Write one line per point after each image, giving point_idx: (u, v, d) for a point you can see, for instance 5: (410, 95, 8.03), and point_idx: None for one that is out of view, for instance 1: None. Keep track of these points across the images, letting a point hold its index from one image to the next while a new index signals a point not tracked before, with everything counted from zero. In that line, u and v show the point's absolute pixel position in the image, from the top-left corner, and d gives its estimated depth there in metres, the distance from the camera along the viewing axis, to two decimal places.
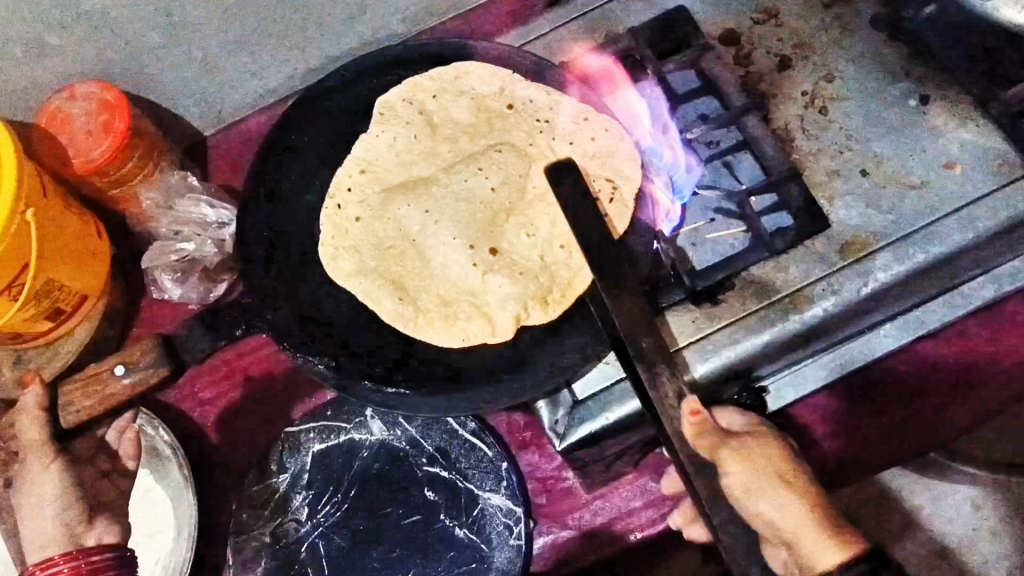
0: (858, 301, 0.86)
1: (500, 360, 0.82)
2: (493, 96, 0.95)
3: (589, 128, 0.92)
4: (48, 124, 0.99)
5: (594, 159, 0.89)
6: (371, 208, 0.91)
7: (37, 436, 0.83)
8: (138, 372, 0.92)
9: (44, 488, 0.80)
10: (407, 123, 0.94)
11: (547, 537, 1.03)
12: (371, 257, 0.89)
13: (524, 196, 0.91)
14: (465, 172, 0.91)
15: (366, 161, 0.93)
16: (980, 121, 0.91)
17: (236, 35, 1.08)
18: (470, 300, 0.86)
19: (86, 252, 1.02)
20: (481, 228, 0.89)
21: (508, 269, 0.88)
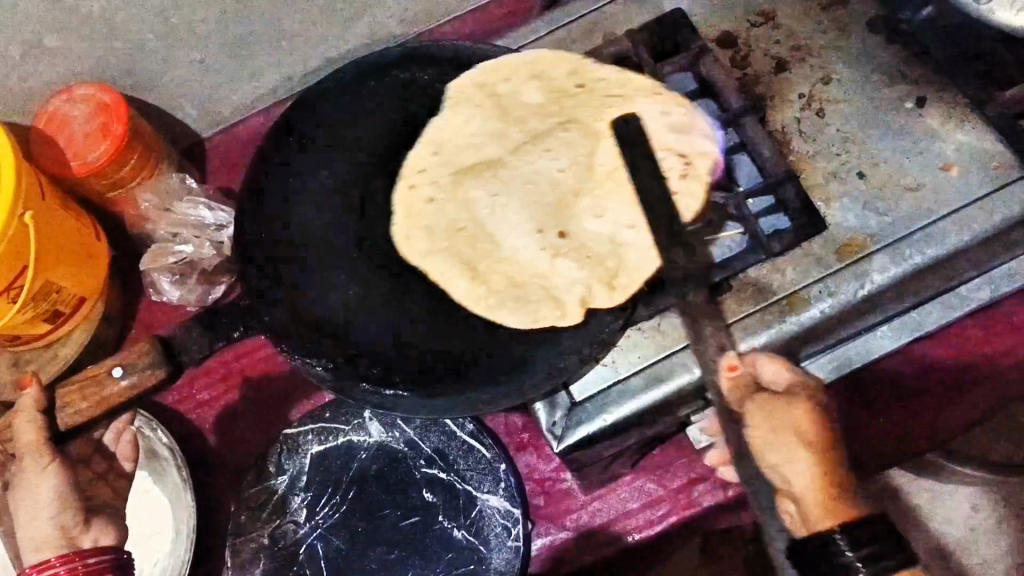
0: (854, 303, 0.86)
1: (498, 361, 0.82)
2: (563, 78, 0.96)
3: (661, 103, 0.90)
4: (47, 126, 0.99)
5: (670, 133, 0.88)
6: (442, 189, 0.94)
7: (33, 439, 0.80)
8: (136, 374, 0.84)
9: (40, 490, 0.80)
10: (479, 106, 0.95)
11: (545, 538, 1.04)
12: (440, 237, 0.91)
13: (592, 175, 0.90)
14: (534, 154, 0.92)
15: (436, 143, 0.95)
16: (976, 123, 0.91)
17: (233, 37, 1.08)
18: (540, 282, 0.86)
19: (85, 254, 1.03)
20: (550, 211, 0.90)
21: (577, 252, 0.87)
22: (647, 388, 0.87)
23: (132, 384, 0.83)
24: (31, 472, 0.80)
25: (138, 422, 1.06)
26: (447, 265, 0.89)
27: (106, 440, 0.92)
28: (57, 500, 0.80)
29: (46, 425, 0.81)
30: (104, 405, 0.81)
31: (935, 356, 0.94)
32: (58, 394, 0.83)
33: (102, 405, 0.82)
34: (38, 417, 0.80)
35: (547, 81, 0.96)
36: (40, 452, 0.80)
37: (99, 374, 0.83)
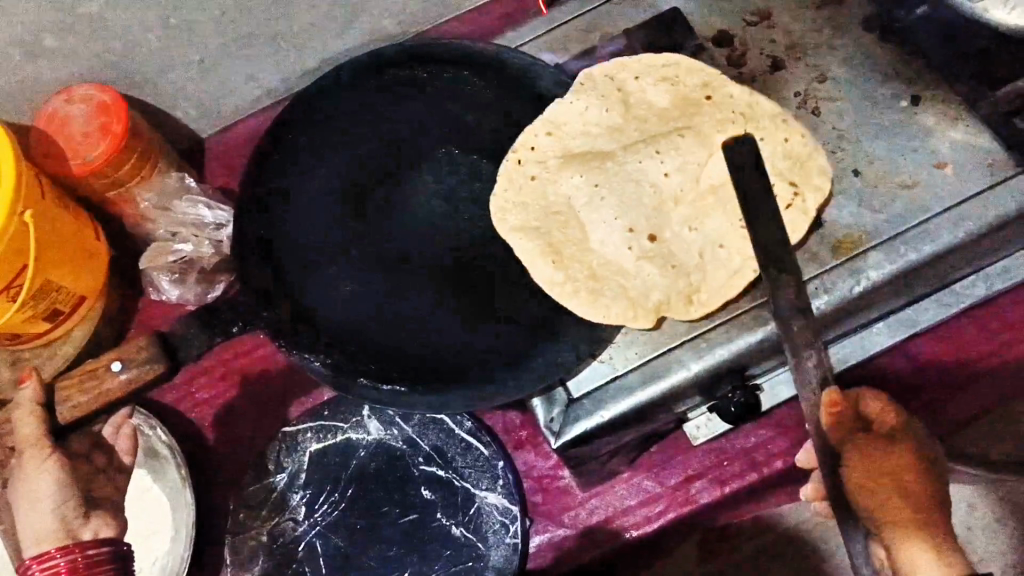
0: (850, 299, 0.87)
1: (494, 358, 0.83)
2: (696, 85, 0.88)
3: (785, 129, 0.84)
4: (47, 126, 1.00)
5: (787, 160, 0.83)
6: (547, 169, 0.88)
7: (34, 432, 0.82)
8: (135, 369, 0.87)
9: (38, 484, 0.80)
10: (601, 96, 0.90)
11: (543, 535, 1.05)
12: (531, 217, 0.87)
13: (698, 187, 0.84)
14: (643, 153, 0.85)
15: (553, 123, 0.90)
16: (970, 120, 0.91)
17: (233, 36, 1.08)
18: (620, 281, 0.82)
19: (84, 253, 1.03)
20: (646, 212, 0.83)
21: (665, 260, 0.82)
22: (644, 384, 0.87)
23: (130, 379, 0.87)
24: (31, 467, 0.81)
25: (137, 420, 1.06)
26: (537, 245, 0.85)
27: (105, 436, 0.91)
28: (57, 493, 0.81)
29: (44, 421, 0.82)
30: (104, 399, 0.85)
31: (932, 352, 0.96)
32: (57, 389, 0.85)
33: (104, 398, 0.86)
34: (38, 415, 0.82)
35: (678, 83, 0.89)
36: (40, 448, 0.81)
37: (98, 369, 0.86)
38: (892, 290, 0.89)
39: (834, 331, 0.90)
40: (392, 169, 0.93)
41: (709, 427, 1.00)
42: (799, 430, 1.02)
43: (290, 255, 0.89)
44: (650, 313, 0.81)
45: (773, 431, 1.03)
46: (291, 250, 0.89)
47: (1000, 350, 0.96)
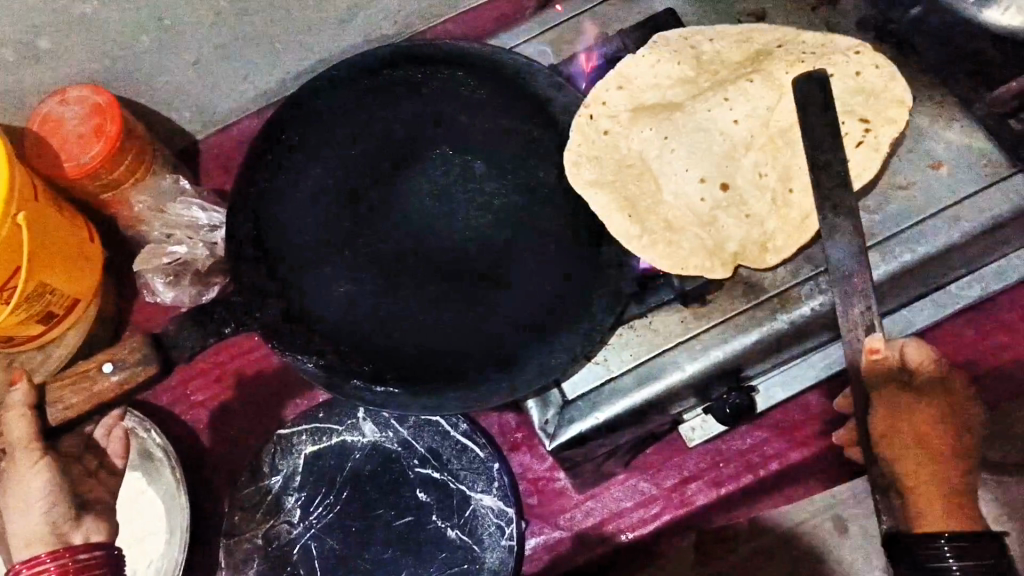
0: None
1: (488, 359, 0.83)
2: (764, 34, 0.91)
3: (857, 65, 0.86)
4: (41, 128, 0.99)
5: (858, 95, 0.85)
6: (620, 123, 0.91)
7: (26, 433, 0.80)
8: (125, 370, 0.86)
9: (29, 487, 0.79)
10: (674, 52, 0.93)
11: (538, 538, 1.04)
12: (602, 169, 0.88)
13: (769, 130, 0.86)
14: (712, 101, 0.88)
15: (626, 77, 0.93)
16: (964, 121, 0.91)
17: (227, 38, 1.08)
18: (696, 230, 0.85)
19: (78, 254, 1.03)
20: (718, 161, 0.87)
21: (738, 208, 0.85)
22: (639, 386, 0.87)
23: (122, 380, 0.85)
24: (21, 467, 0.79)
25: (129, 422, 1.06)
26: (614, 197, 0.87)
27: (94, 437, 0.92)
28: (48, 496, 0.80)
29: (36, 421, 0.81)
30: (94, 400, 0.83)
31: None
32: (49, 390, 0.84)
33: (97, 400, 0.84)
34: (29, 414, 0.81)
35: (748, 37, 0.92)
36: (31, 450, 0.80)
37: (89, 371, 0.85)
38: (888, 290, 0.89)
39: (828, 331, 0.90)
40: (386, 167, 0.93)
41: (705, 428, 0.98)
42: (795, 432, 1.02)
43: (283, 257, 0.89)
44: (728, 263, 0.84)
45: (769, 432, 1.03)
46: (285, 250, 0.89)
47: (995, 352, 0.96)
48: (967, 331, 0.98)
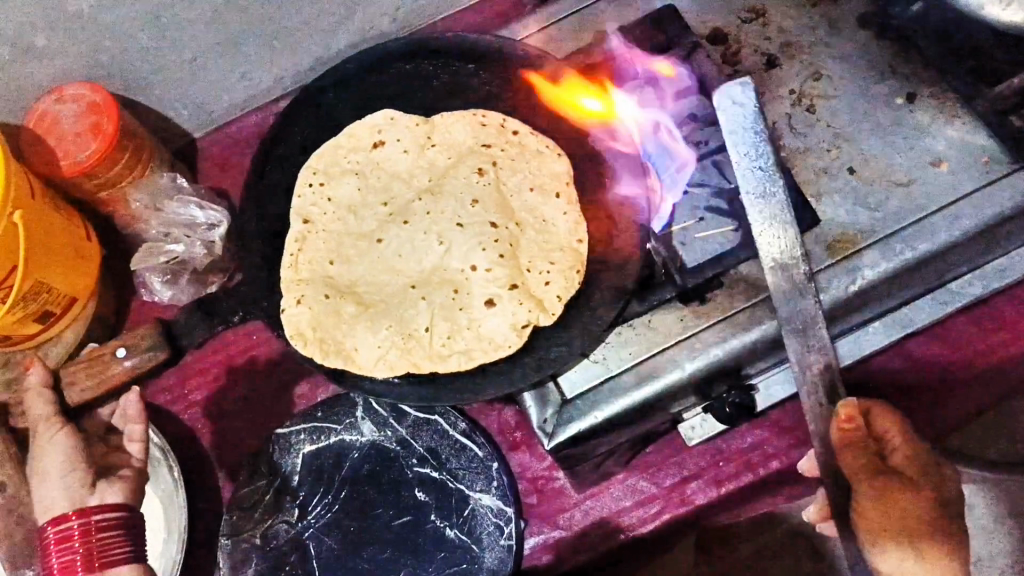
0: (845, 300, 0.86)
1: (484, 354, 0.83)
2: (371, 133, 0.95)
3: (385, 150, 0.94)
4: (37, 127, 0.99)
5: (445, 203, 0.92)
6: (410, 250, 0.91)
7: (44, 412, 0.86)
8: (139, 355, 0.99)
9: (53, 456, 0.82)
10: (354, 168, 0.95)
11: (537, 537, 1.04)
12: (453, 224, 0.91)
13: (434, 213, 0.92)
14: (394, 229, 0.92)
15: (365, 180, 0.95)
16: (965, 119, 0.91)
17: (224, 36, 1.07)
18: (559, 252, 0.87)
19: (75, 254, 1.02)
20: (480, 244, 0.90)
21: (520, 295, 0.86)
22: (638, 384, 0.86)
23: (134, 365, 0.98)
24: (43, 439, 0.83)
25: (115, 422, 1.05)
26: (469, 249, 0.90)
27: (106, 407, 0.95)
28: (68, 459, 0.81)
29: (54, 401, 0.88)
30: (111, 382, 0.96)
31: (930, 351, 0.96)
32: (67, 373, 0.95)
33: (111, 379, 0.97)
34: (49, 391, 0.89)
35: (355, 141, 0.94)
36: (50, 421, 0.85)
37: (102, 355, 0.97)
38: (890, 288, 0.88)
39: (828, 332, 0.88)
40: (385, 178, 0.95)
41: (705, 427, 0.98)
42: (794, 431, 1.02)
43: (283, 255, 0.90)
44: (523, 334, 0.83)
45: (769, 431, 1.02)
46: (286, 239, 0.90)
47: (1000, 349, 0.95)
48: (970, 329, 0.96)
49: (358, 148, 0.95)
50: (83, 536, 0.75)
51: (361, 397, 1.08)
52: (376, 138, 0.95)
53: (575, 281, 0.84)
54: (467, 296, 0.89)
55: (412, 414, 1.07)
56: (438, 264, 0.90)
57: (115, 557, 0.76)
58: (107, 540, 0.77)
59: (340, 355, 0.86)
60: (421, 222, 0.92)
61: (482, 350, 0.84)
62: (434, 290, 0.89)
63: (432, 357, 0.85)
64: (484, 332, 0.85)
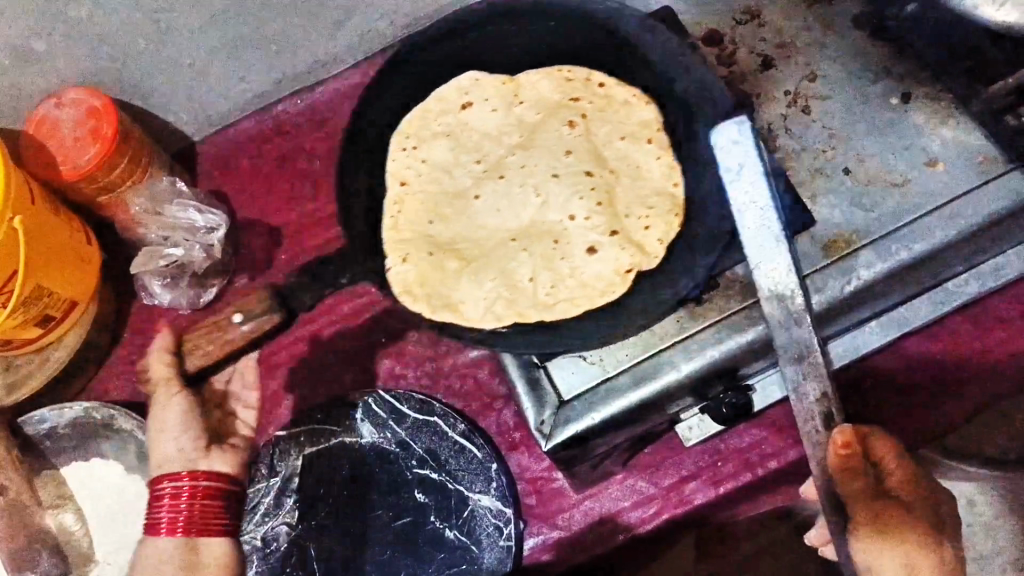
0: (842, 300, 0.85)
1: (595, 296, 0.88)
2: (462, 95, 1.01)
3: (478, 110, 1.01)
4: (36, 132, 1.00)
5: (538, 156, 0.98)
6: (507, 201, 0.97)
7: (166, 371, 0.89)
8: (254, 320, 0.90)
9: (168, 417, 0.88)
10: (447, 128, 1.01)
11: (537, 538, 1.04)
12: (549, 177, 0.96)
13: (528, 165, 0.98)
14: (491, 183, 0.98)
15: (457, 140, 1.01)
16: (959, 118, 0.91)
17: (223, 40, 1.08)
18: (654, 198, 0.92)
19: (75, 259, 1.03)
20: (577, 194, 0.95)
21: (617, 242, 0.91)
22: (634, 385, 0.86)
23: (251, 330, 0.90)
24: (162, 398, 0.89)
25: (99, 414, 1.01)
26: (566, 199, 0.95)
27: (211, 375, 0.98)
28: (180, 423, 0.89)
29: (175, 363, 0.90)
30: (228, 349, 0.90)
31: (927, 349, 0.97)
32: (189, 336, 0.91)
33: (231, 345, 0.90)
34: (170, 356, 0.89)
35: (447, 105, 1.01)
36: (170, 385, 0.89)
37: (221, 321, 0.91)
38: (886, 287, 0.88)
39: (825, 332, 0.88)
40: (477, 138, 1.01)
41: (703, 428, 0.98)
42: (790, 431, 1.03)
43: (385, 217, 0.96)
44: (626, 279, 0.88)
45: (767, 430, 1.03)
46: (388, 203, 0.97)
47: (996, 348, 0.96)
48: (966, 328, 0.96)
49: (450, 110, 1.01)
50: (189, 497, 0.86)
51: (361, 398, 1.08)
52: (467, 99, 1.01)
53: (675, 223, 0.90)
54: (567, 244, 0.93)
55: (411, 415, 1.07)
56: (536, 212, 0.95)
57: (212, 526, 0.88)
58: (207, 507, 0.88)
59: (448, 308, 0.91)
60: (516, 175, 0.98)
61: (588, 296, 0.88)
62: (533, 240, 0.94)
63: (537, 303, 0.90)
64: (590, 278, 0.90)
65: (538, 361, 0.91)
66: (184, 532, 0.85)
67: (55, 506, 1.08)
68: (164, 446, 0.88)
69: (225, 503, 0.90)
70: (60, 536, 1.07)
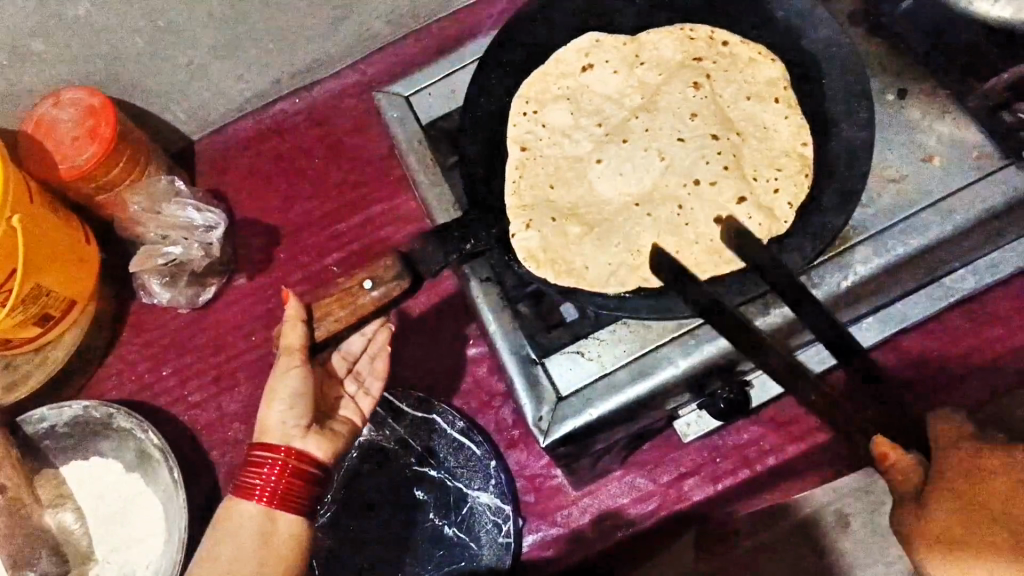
0: (839, 295, 0.85)
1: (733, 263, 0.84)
2: (582, 59, 0.98)
3: (601, 71, 0.97)
4: (35, 131, 1.00)
5: (659, 117, 0.94)
6: (629, 164, 0.93)
7: (296, 341, 0.81)
8: (386, 284, 0.79)
9: (287, 383, 0.81)
10: (564, 91, 0.98)
11: (536, 534, 1.05)
12: (674, 140, 0.92)
13: (654, 126, 0.93)
14: (613, 147, 0.94)
15: (574, 103, 0.98)
16: (956, 114, 0.89)
17: (221, 39, 1.08)
18: (785, 158, 0.88)
19: (73, 258, 1.03)
20: (704, 156, 0.90)
21: (749, 206, 0.87)
22: (632, 382, 0.86)
23: (381, 296, 0.79)
24: (287, 365, 0.82)
25: (98, 413, 1.02)
26: (694, 162, 0.90)
27: (343, 346, 0.90)
28: (293, 394, 0.82)
29: (307, 333, 0.81)
30: (360, 315, 0.80)
31: (925, 346, 0.98)
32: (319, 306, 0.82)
33: (361, 314, 0.80)
34: (303, 324, 0.81)
35: (564, 68, 0.98)
36: (290, 354, 0.81)
37: (351, 287, 0.80)
38: (881, 282, 0.87)
39: None
40: (598, 100, 0.98)
41: (701, 424, 1.01)
42: (788, 427, 1.05)
43: (507, 184, 0.95)
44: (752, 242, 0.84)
45: (766, 427, 1.05)
46: (509, 169, 0.95)
47: (993, 344, 0.97)
48: (963, 323, 0.98)
49: (568, 74, 0.98)
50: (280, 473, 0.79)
51: None
52: (589, 61, 0.98)
53: (805, 184, 0.86)
54: (693, 209, 0.89)
55: (410, 413, 1.07)
56: (660, 175, 0.91)
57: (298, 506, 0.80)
58: (293, 485, 0.80)
59: (572, 274, 0.89)
60: (640, 139, 0.93)
61: (714, 263, 0.85)
62: (657, 205, 0.90)
63: None
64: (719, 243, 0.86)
65: (536, 358, 0.90)
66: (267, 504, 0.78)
67: (54, 505, 1.07)
68: (270, 416, 0.81)
69: (314, 485, 0.82)
70: (59, 536, 1.06)
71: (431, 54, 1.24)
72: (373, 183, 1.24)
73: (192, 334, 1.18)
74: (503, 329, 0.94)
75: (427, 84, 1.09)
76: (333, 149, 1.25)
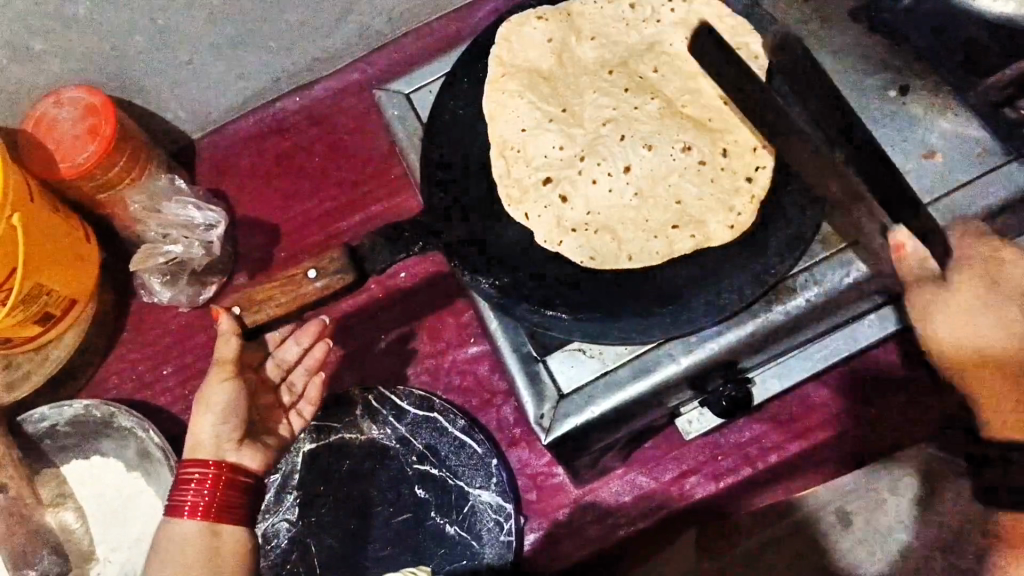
0: (842, 292, 0.82)
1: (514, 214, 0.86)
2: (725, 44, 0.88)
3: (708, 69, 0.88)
4: (36, 129, 1.00)
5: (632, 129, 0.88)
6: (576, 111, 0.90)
7: (229, 354, 0.80)
8: (328, 277, 0.76)
9: (217, 398, 0.81)
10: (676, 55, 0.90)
11: (537, 532, 1.05)
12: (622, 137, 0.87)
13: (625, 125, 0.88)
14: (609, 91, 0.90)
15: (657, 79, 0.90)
16: (958, 111, 0.89)
17: (221, 38, 1.08)
18: (632, 237, 0.83)
19: (74, 259, 1.03)
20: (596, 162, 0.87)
21: (560, 218, 0.86)
22: (633, 379, 0.85)
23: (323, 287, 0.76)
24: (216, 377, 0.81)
25: (99, 412, 1.01)
26: (592, 155, 0.88)
27: (281, 353, 0.88)
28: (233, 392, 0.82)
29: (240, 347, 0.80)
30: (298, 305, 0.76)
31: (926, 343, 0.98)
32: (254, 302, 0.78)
33: (297, 305, 0.76)
34: (237, 339, 0.79)
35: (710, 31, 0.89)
36: (223, 366, 0.80)
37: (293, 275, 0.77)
38: None
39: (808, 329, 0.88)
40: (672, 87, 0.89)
41: (703, 421, 1.00)
42: (790, 425, 1.04)
43: (559, 6, 0.95)
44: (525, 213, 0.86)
45: (767, 425, 1.05)
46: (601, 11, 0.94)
47: None
48: None
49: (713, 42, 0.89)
50: (213, 486, 0.80)
51: (361, 395, 1.08)
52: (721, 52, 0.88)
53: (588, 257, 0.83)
54: (560, 166, 0.89)
55: (411, 412, 1.07)
56: (552, 120, 0.91)
57: (234, 513, 0.82)
58: (230, 495, 0.81)
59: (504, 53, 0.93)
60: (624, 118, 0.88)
61: (514, 183, 0.87)
62: (566, 132, 0.90)
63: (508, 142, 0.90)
64: (530, 184, 0.87)
65: (538, 355, 0.91)
66: (202, 516, 0.79)
67: (55, 505, 1.07)
68: (202, 430, 0.82)
69: (248, 496, 0.83)
70: (60, 536, 1.06)
71: (431, 53, 1.24)
72: (373, 182, 1.23)
73: (191, 334, 1.18)
74: (503, 326, 0.94)
75: (427, 82, 1.09)
76: (334, 148, 1.25)
